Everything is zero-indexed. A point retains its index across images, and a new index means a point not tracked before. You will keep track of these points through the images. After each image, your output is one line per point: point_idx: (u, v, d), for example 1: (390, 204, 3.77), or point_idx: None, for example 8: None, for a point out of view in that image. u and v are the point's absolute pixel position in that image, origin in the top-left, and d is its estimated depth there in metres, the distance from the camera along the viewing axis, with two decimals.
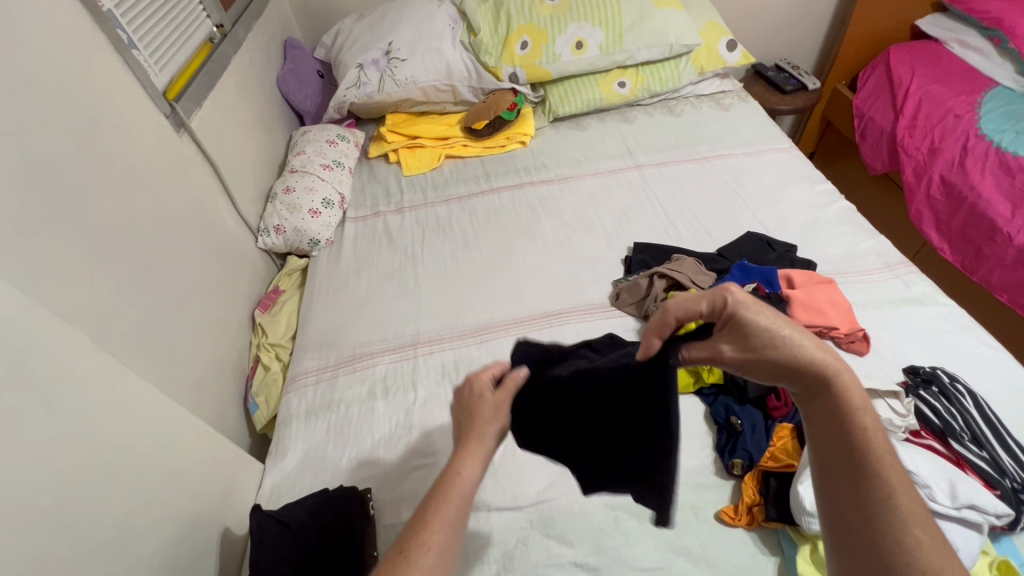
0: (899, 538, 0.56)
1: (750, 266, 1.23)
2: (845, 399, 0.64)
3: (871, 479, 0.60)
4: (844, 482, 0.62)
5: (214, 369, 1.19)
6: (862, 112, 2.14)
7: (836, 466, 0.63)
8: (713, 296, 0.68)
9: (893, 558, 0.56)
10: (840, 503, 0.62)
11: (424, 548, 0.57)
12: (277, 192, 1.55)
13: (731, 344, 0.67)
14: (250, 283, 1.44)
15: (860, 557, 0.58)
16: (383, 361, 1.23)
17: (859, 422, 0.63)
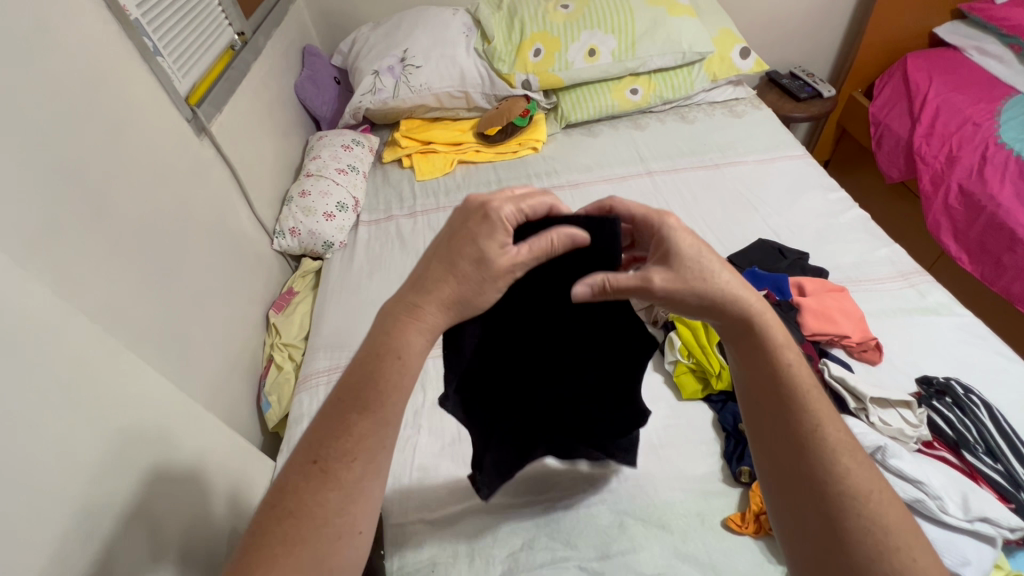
0: (828, 466, 0.61)
1: (761, 273, 1.23)
2: (771, 340, 0.69)
3: (797, 413, 0.65)
4: (775, 424, 0.66)
5: (229, 367, 1.22)
6: (878, 120, 2.12)
7: (767, 406, 0.67)
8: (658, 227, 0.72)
9: (824, 485, 0.60)
10: (770, 438, 0.66)
11: (347, 461, 0.60)
12: (293, 195, 1.58)
13: (663, 274, 0.69)
14: (266, 284, 1.47)
15: (793, 487, 0.63)
16: None
17: (783, 358, 0.68)
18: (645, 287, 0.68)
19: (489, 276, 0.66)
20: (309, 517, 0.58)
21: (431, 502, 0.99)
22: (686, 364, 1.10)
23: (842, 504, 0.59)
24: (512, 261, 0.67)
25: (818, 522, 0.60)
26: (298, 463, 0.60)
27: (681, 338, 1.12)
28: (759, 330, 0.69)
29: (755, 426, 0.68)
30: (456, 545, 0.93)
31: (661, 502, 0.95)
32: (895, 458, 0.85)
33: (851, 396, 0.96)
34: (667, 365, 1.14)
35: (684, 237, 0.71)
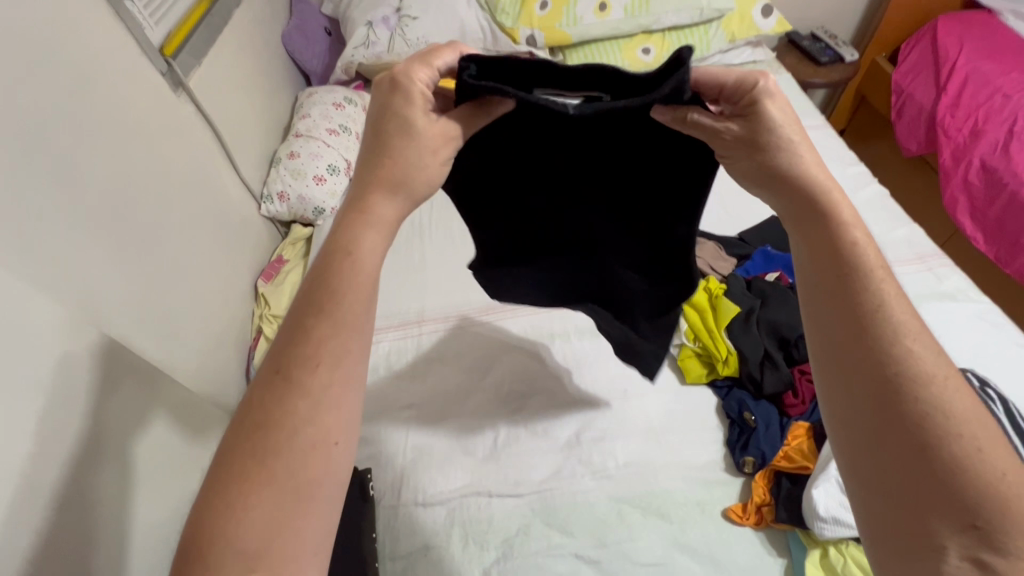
0: (903, 361, 0.53)
1: (774, 254, 1.18)
2: (835, 219, 0.62)
3: (864, 298, 0.57)
4: (835, 316, 0.58)
5: (214, 340, 1.17)
6: (901, 88, 2.01)
7: (828, 291, 0.59)
8: (746, 74, 0.65)
9: (896, 384, 0.52)
10: (830, 334, 0.58)
11: (307, 430, 0.52)
12: (280, 156, 1.49)
13: (739, 125, 0.63)
14: (254, 251, 1.40)
15: (857, 387, 0.54)
16: (387, 338, 1.20)
17: (849, 236, 0.60)
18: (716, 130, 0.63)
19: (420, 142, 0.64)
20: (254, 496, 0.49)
21: (424, 484, 0.97)
22: (692, 348, 1.06)
23: (908, 401, 0.51)
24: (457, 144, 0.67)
25: (883, 431, 0.52)
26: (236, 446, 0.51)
27: (688, 321, 1.07)
28: (824, 206, 0.62)
29: (811, 311, 0.60)
30: (451, 527, 0.92)
31: (660, 491, 0.93)
32: None
33: None
34: (671, 349, 1.09)
35: (769, 99, 0.64)
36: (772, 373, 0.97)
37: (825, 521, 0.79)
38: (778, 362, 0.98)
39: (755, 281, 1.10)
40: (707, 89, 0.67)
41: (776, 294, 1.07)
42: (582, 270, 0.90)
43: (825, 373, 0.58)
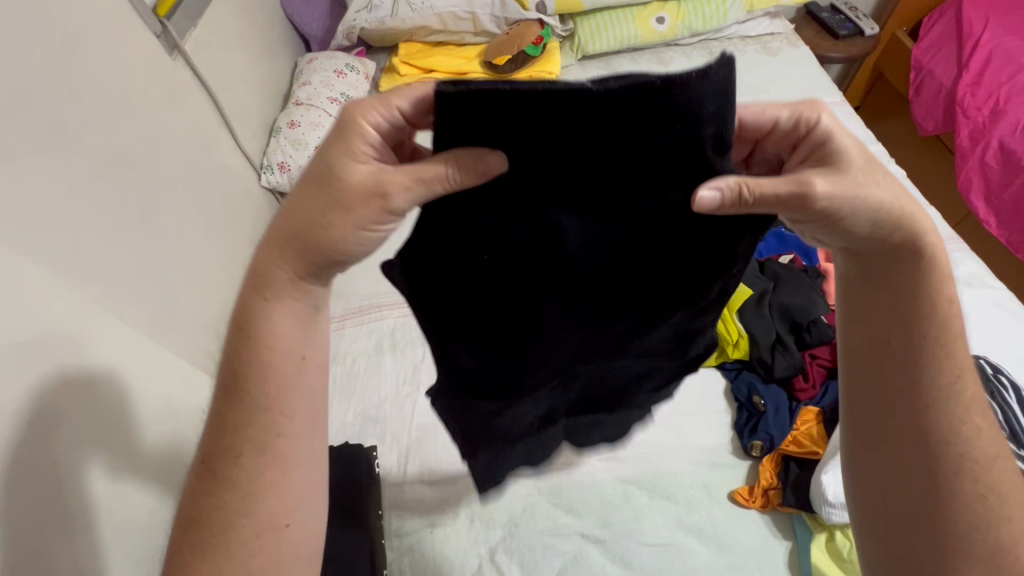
0: (960, 424, 0.59)
1: (787, 235, 1.16)
2: (931, 267, 0.59)
3: (941, 362, 0.59)
4: (904, 369, 0.60)
5: (217, 314, 1.15)
6: (921, 65, 1.95)
7: (898, 341, 0.60)
8: (807, 110, 0.56)
9: (945, 443, 0.58)
10: (889, 383, 0.61)
11: (268, 425, 0.60)
12: (280, 125, 1.44)
13: (826, 179, 0.52)
14: (254, 224, 1.37)
15: (903, 439, 0.60)
16: (391, 315, 1.20)
17: (945, 291, 0.59)
18: (800, 194, 0.52)
19: (341, 199, 0.53)
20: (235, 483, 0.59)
21: (430, 463, 0.96)
22: None
23: (957, 469, 0.58)
24: (391, 201, 0.52)
25: (918, 478, 0.59)
26: (219, 437, 0.60)
27: None
28: (924, 254, 0.58)
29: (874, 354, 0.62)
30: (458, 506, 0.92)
31: (667, 473, 0.92)
32: None
33: None
34: None
35: (839, 141, 0.55)
36: (783, 357, 0.96)
37: (834, 506, 0.78)
38: (789, 346, 0.97)
39: (768, 264, 1.08)
40: (753, 132, 0.58)
41: (788, 277, 1.05)
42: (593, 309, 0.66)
43: (872, 415, 0.63)
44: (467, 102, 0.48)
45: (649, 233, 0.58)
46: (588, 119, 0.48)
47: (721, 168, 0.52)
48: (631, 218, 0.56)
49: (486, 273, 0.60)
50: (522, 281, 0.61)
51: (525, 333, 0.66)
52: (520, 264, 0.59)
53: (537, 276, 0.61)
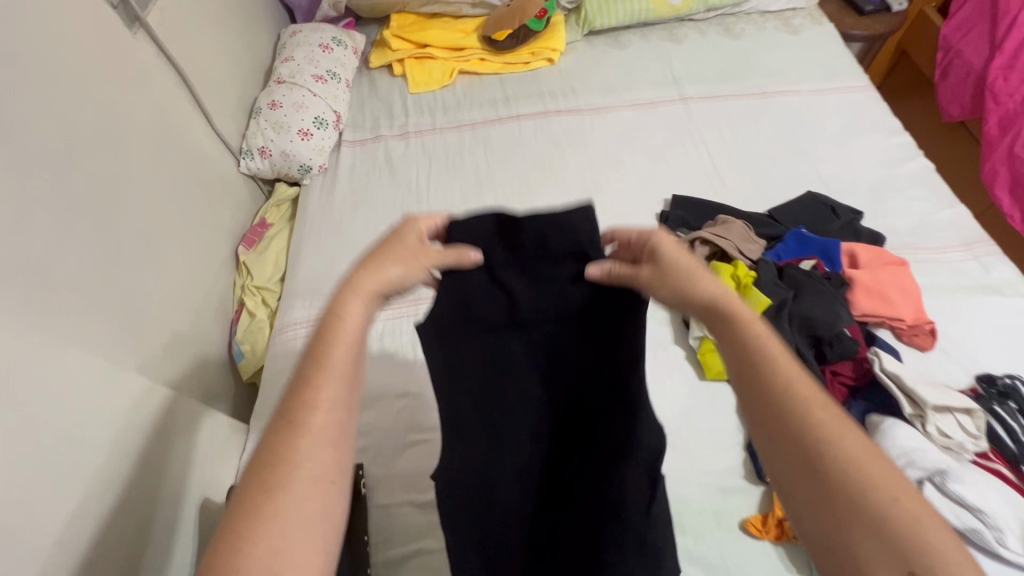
0: (839, 463, 0.51)
1: (809, 237, 1.07)
2: (740, 322, 0.60)
3: (790, 408, 0.55)
4: (766, 432, 0.56)
5: (193, 316, 1.07)
6: (949, 44, 1.82)
7: (748, 407, 0.58)
8: (643, 231, 0.67)
9: (834, 489, 0.50)
10: (769, 451, 0.56)
11: (311, 410, 0.55)
12: (260, 106, 1.33)
13: (649, 268, 0.63)
14: (235, 214, 1.28)
15: (804, 504, 0.53)
16: (380, 316, 1.13)
17: (756, 338, 0.59)
18: (632, 277, 0.62)
19: (411, 252, 0.66)
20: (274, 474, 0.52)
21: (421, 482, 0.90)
22: (714, 342, 0.98)
23: (857, 501, 0.49)
24: (430, 263, 0.66)
25: (834, 538, 0.50)
26: (280, 427, 0.54)
27: None
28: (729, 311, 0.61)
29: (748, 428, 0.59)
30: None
31: (673, 497, 0.87)
32: (952, 479, 0.71)
33: (906, 399, 0.82)
34: (691, 340, 1.01)
35: (677, 255, 0.63)
36: None
37: None
38: (807, 364, 0.90)
39: (788, 270, 1.00)
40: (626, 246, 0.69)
41: (811, 285, 0.96)
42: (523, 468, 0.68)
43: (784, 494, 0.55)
44: (472, 225, 0.68)
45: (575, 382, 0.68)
46: (510, 269, 0.68)
47: (598, 257, 0.67)
48: (568, 372, 0.68)
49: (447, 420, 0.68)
50: (477, 421, 0.67)
51: (478, 475, 0.67)
52: (477, 403, 0.67)
53: (491, 417, 0.67)
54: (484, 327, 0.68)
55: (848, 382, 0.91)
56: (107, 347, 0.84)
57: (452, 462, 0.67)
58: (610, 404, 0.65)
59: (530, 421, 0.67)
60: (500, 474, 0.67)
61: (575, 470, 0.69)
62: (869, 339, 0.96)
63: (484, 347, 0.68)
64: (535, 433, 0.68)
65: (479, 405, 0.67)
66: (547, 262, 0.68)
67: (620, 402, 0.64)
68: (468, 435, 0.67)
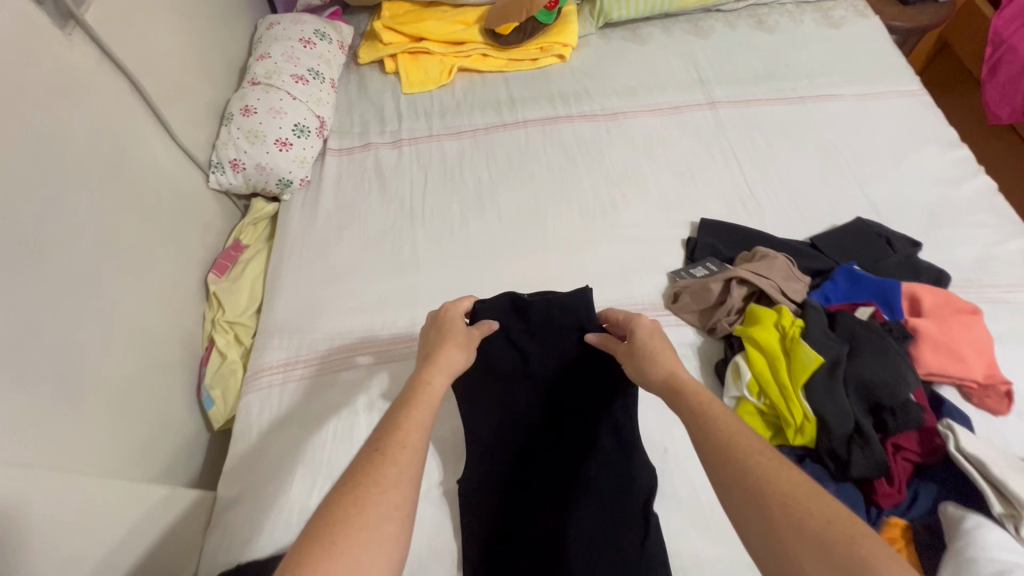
0: (774, 487, 0.48)
1: (862, 274, 0.92)
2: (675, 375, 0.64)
3: (721, 447, 0.53)
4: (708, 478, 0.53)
5: (152, 363, 0.94)
6: (1001, 39, 1.59)
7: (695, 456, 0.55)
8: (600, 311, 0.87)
9: (777, 518, 0.46)
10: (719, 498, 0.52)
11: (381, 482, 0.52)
12: (232, 112, 1.17)
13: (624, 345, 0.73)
14: (205, 237, 1.13)
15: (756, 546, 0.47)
16: (368, 360, 0.99)
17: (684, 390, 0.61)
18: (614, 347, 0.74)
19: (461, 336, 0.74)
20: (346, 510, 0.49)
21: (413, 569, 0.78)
22: (754, 405, 0.83)
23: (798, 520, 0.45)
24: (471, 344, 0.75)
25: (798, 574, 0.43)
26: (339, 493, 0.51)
27: (752, 369, 0.83)
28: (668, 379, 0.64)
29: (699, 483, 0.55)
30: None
31: None
32: None
33: (994, 494, 0.68)
34: (726, 399, 0.87)
35: (652, 336, 0.71)
36: (864, 453, 0.74)
37: None
38: (870, 439, 0.75)
39: (841, 319, 0.86)
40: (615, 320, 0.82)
41: (870, 338, 0.82)
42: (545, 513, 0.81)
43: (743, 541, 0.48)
44: (498, 305, 0.86)
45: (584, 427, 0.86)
46: (523, 334, 0.88)
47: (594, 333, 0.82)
48: (573, 413, 0.87)
49: (478, 472, 0.84)
50: (502, 467, 0.84)
51: (501, 518, 0.81)
52: (500, 455, 0.85)
53: (512, 462, 0.85)
54: (505, 376, 0.87)
55: (914, 459, 0.77)
56: (35, 420, 0.70)
57: (478, 504, 0.82)
58: (607, 446, 0.84)
59: (545, 474, 0.84)
60: (523, 524, 0.80)
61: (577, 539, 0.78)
62: (935, 402, 0.82)
63: (507, 407, 0.87)
64: (548, 483, 0.83)
65: (505, 455, 0.85)
66: (549, 332, 0.86)
67: (614, 448, 0.84)
68: (494, 484, 0.83)
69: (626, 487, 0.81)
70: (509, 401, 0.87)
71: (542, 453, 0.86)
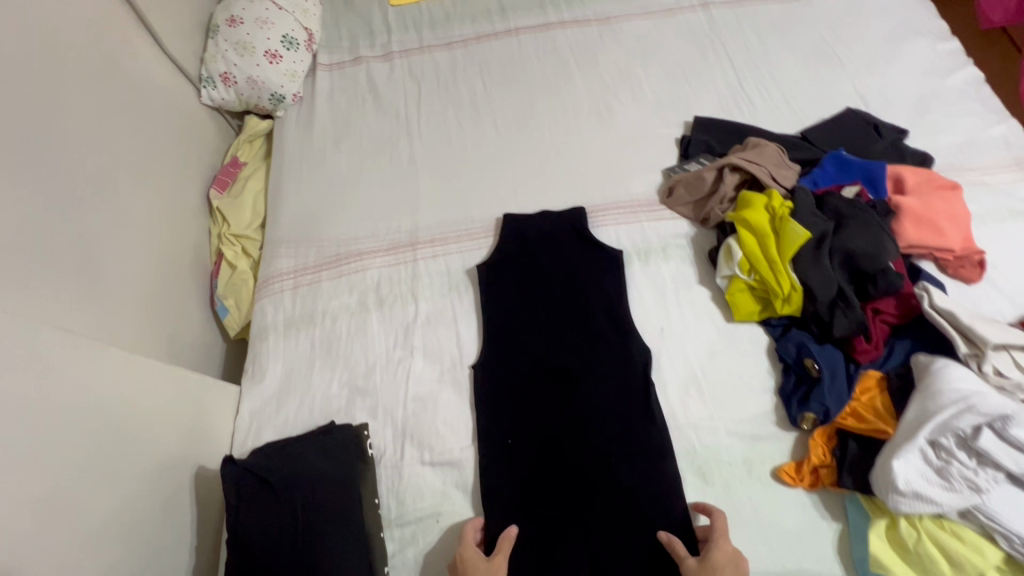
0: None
1: (849, 159, 0.96)
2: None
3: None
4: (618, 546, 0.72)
5: (163, 271, 0.97)
6: None
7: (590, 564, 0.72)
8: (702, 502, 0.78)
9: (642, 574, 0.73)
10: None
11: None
12: (217, 24, 1.15)
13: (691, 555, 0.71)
14: (202, 153, 1.14)
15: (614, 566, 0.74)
16: (375, 264, 1.02)
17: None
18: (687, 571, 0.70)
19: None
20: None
21: (430, 440, 0.85)
22: (744, 281, 0.88)
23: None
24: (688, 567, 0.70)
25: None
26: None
27: (743, 248, 0.88)
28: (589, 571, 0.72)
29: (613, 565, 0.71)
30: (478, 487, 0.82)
31: (703, 448, 0.81)
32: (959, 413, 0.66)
33: (961, 339, 0.74)
34: (718, 280, 0.92)
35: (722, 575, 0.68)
36: (845, 315, 0.80)
37: (903, 495, 0.66)
38: (852, 302, 0.81)
39: (829, 199, 0.90)
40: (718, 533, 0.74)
41: (855, 215, 0.86)
42: (556, 387, 0.87)
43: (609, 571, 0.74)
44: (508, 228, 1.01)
45: (580, 309, 0.92)
46: (519, 251, 0.99)
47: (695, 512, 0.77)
48: (568, 301, 0.93)
49: (487, 364, 0.90)
50: (509, 358, 0.90)
51: (515, 404, 0.86)
52: (505, 348, 0.91)
53: (517, 354, 0.90)
54: (506, 281, 0.96)
55: (891, 320, 0.83)
56: (63, 307, 0.75)
57: (490, 389, 0.88)
58: (605, 330, 0.90)
59: (550, 362, 0.89)
60: (536, 405, 0.86)
61: (588, 413, 0.84)
62: (913, 273, 0.88)
63: (508, 305, 0.94)
64: (553, 368, 0.88)
65: (512, 348, 0.91)
66: (543, 241, 0.99)
67: (612, 331, 0.90)
68: (504, 374, 0.89)
69: (628, 365, 0.87)
70: (510, 301, 0.94)
71: (548, 344, 0.90)
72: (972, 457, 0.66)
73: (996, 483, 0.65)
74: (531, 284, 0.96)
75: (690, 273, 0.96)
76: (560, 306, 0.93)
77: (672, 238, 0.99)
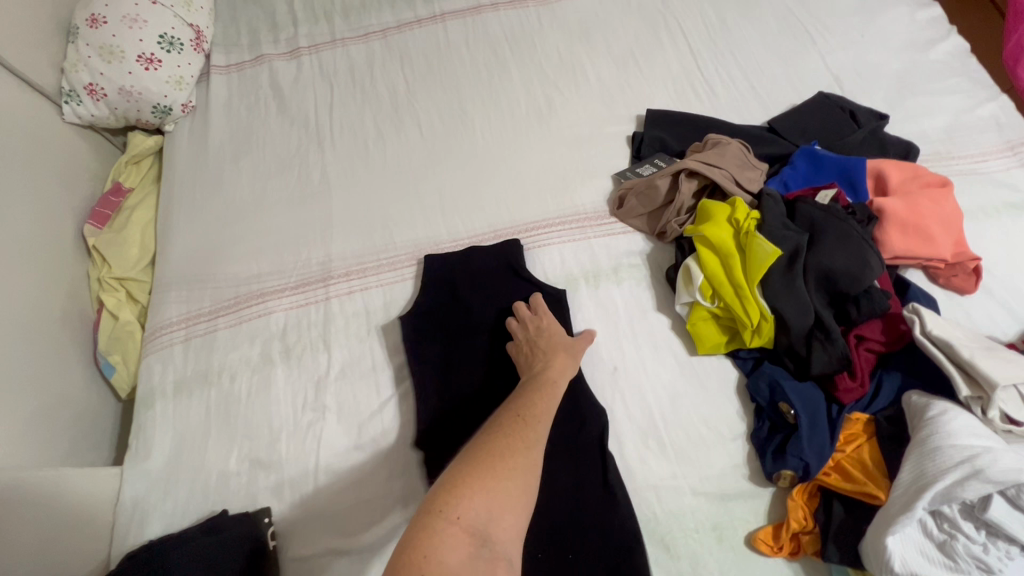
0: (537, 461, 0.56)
1: (823, 154, 0.83)
2: None
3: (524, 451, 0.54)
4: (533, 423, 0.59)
5: (23, 329, 0.80)
6: None
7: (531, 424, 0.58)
8: None
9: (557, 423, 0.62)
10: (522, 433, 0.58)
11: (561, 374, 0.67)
12: (77, 25, 0.97)
13: None
14: (73, 182, 0.96)
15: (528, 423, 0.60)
16: (280, 306, 0.87)
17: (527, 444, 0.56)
18: None
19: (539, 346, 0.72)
20: (468, 480, 0.49)
21: (345, 522, 0.71)
22: (708, 309, 0.75)
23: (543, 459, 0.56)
24: None
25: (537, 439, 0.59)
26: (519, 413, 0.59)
27: (704, 271, 0.75)
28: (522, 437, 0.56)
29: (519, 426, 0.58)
30: None
31: (666, 514, 0.69)
32: (964, 478, 0.54)
33: (960, 376, 0.62)
34: (679, 308, 0.79)
35: None
36: (824, 348, 0.68)
37: None
38: (832, 334, 0.68)
39: (801, 206, 0.76)
40: None
41: (833, 224, 0.73)
42: None
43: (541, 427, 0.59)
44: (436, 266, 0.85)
45: None
46: (445, 291, 0.84)
47: None
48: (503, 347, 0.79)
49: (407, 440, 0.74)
50: (432, 430, 0.74)
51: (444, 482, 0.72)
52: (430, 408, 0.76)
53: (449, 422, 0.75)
54: (432, 325, 0.82)
55: (878, 349, 0.70)
56: None
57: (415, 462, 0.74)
58: None
59: None
60: None
61: None
62: (901, 288, 0.75)
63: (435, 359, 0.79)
64: None
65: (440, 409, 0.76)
66: (470, 276, 0.84)
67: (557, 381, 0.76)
68: (428, 450, 0.73)
69: (579, 424, 0.73)
70: (436, 361, 0.79)
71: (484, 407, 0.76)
72: (979, 529, 0.55)
73: (1011, 561, 0.54)
74: (465, 325, 0.80)
75: (646, 298, 0.82)
76: (494, 359, 0.77)
77: (624, 257, 0.85)
